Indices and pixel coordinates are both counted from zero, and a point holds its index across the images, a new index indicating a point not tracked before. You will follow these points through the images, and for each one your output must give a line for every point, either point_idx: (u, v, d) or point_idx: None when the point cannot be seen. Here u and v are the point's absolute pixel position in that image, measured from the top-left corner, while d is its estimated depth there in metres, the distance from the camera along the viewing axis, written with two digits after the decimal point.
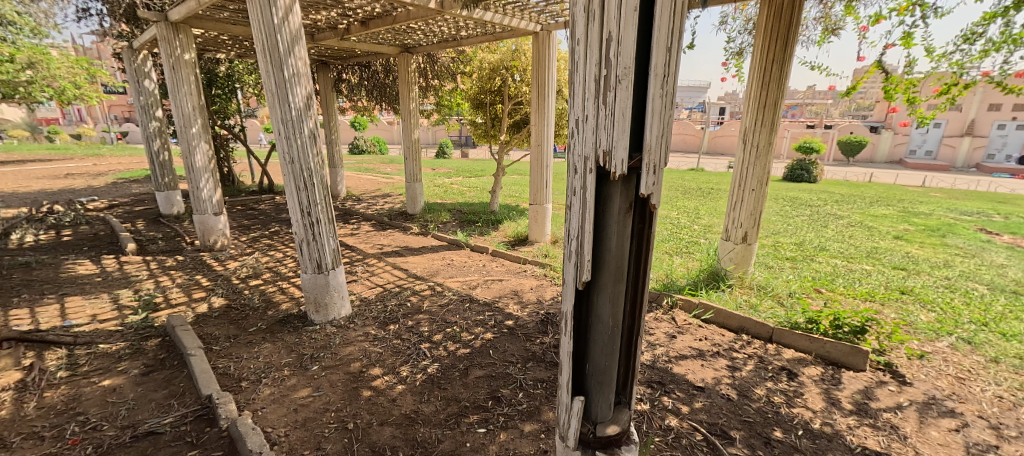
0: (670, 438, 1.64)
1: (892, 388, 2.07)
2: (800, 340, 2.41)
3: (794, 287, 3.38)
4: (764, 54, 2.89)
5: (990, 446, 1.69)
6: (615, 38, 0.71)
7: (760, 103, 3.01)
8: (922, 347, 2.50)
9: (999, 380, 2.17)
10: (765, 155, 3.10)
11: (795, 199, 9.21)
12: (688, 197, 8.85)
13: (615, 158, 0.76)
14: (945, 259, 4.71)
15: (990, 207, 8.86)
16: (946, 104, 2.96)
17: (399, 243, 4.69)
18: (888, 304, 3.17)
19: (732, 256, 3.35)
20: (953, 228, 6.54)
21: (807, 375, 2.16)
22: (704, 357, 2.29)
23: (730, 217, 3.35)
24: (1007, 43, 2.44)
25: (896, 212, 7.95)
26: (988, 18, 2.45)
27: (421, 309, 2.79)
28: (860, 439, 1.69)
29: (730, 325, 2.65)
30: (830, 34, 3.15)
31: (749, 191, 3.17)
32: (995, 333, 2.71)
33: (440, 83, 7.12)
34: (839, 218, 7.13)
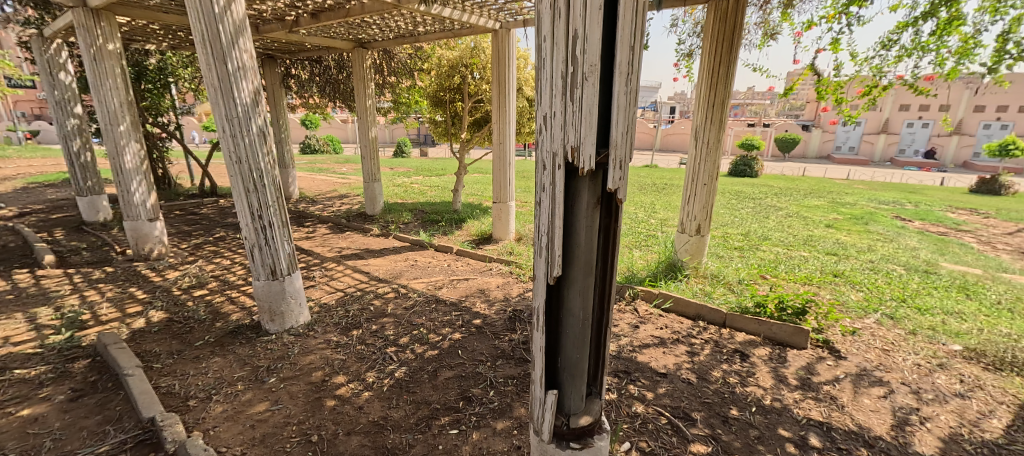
0: (637, 424, 1.70)
1: (831, 362, 2.27)
2: (750, 323, 2.57)
3: (743, 274, 3.61)
4: (712, 56, 3.04)
5: (913, 409, 1.89)
6: (581, 35, 0.72)
7: (710, 102, 3.18)
8: (853, 324, 2.76)
9: (917, 349, 2.44)
10: (714, 151, 3.28)
11: (740, 192, 9.84)
12: (644, 193, 9.22)
13: (583, 153, 0.78)
14: (869, 244, 5.22)
15: (903, 197, 9.93)
16: (868, 104, 3.26)
17: (359, 245, 4.53)
18: (823, 286, 3.47)
19: (688, 248, 3.52)
20: (874, 216, 7.26)
21: (758, 356, 2.31)
22: (665, 344, 2.39)
23: (685, 210, 3.51)
24: (917, 50, 2.74)
25: (827, 202, 8.72)
26: (901, 27, 2.73)
27: (385, 312, 2.71)
28: (805, 411, 1.84)
29: (688, 313, 2.78)
30: (768, 39, 3.38)
31: (701, 185, 3.35)
32: (912, 308, 3.04)
33: (398, 80, 6.95)
34: (780, 209, 7.69)
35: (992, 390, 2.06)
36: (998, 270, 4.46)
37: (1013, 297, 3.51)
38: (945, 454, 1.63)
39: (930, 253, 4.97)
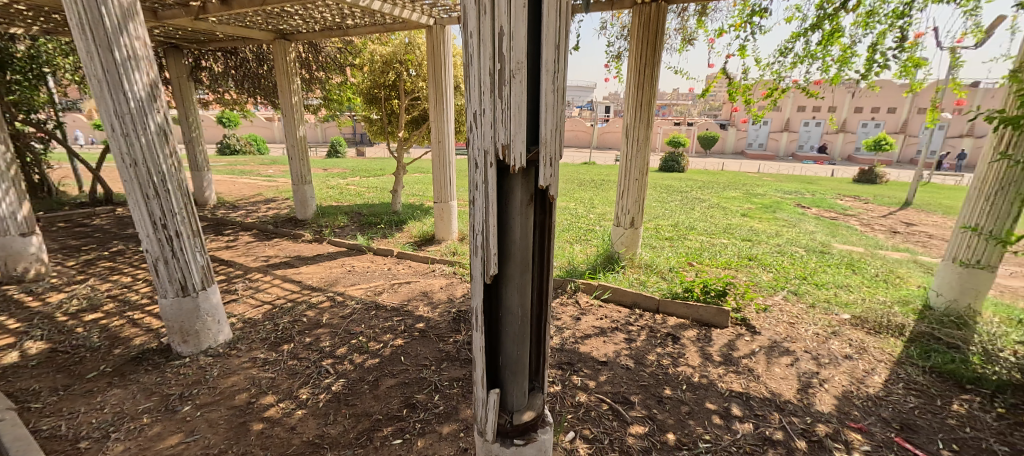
0: (580, 413, 1.76)
1: (748, 338, 2.51)
2: (680, 307, 2.77)
3: (673, 262, 3.88)
4: (639, 58, 3.22)
5: (814, 373, 2.15)
6: (506, 32, 0.72)
7: (638, 101, 3.36)
8: (766, 301, 3.08)
9: (816, 320, 2.78)
10: (644, 147, 3.47)
11: (670, 186, 10.56)
12: (583, 189, 9.57)
13: (513, 151, 0.78)
14: (777, 230, 5.85)
15: (803, 187, 11.27)
16: (770, 105, 3.64)
17: (290, 253, 4.22)
18: (741, 269, 3.84)
19: (623, 240, 3.71)
20: (781, 205, 8.15)
21: (687, 337, 2.50)
22: (605, 333, 2.49)
23: (619, 205, 3.68)
24: (807, 58, 3.11)
25: (742, 194, 9.66)
26: (795, 37, 3.08)
27: (320, 323, 2.54)
28: (727, 384, 2.02)
29: (625, 301, 2.93)
30: (687, 44, 3.65)
31: (633, 180, 3.54)
32: (811, 284, 3.47)
33: (327, 75, 6.56)
34: (703, 201, 8.36)
35: (872, 351, 2.41)
36: (875, 248, 5.22)
37: (887, 269, 4.13)
38: (839, 410, 1.87)
39: (825, 236, 5.68)
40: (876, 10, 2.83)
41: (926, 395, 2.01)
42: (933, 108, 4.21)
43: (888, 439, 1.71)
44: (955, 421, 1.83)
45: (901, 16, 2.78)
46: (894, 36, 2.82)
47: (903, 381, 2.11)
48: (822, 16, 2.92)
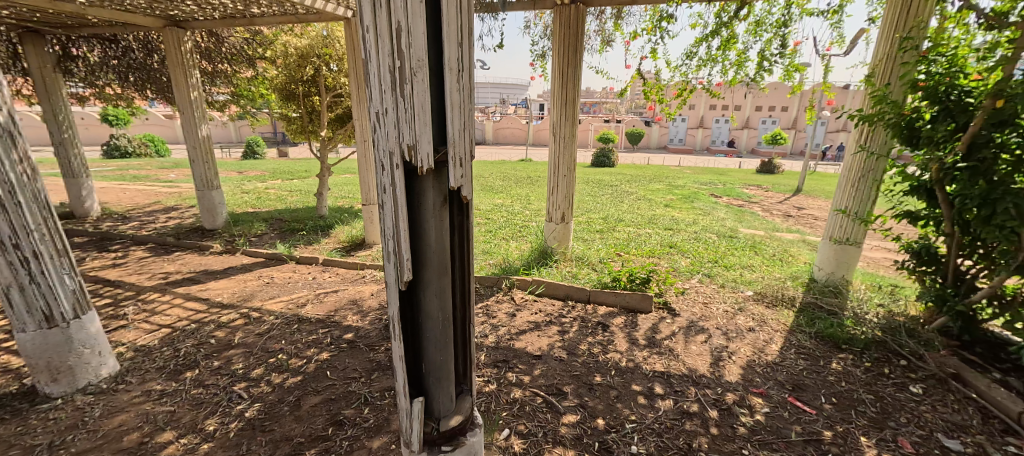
0: (515, 409, 1.78)
1: (669, 320, 2.71)
2: (609, 296, 2.92)
3: (602, 254, 4.07)
4: (562, 58, 3.32)
5: (724, 347, 2.38)
6: (403, 28, 0.68)
7: (563, 99, 3.46)
8: (684, 285, 3.35)
9: (726, 299, 3.08)
10: (570, 145, 3.60)
11: (601, 181, 11.07)
12: (520, 186, 9.71)
13: (420, 152, 0.75)
14: (694, 219, 6.39)
15: (716, 178, 12.44)
16: (681, 104, 3.96)
17: (196, 267, 3.78)
18: (663, 257, 4.14)
19: (556, 235, 3.83)
20: (698, 195, 8.90)
21: (615, 324, 2.64)
22: (539, 327, 2.54)
23: (550, 201, 3.77)
24: (709, 61, 3.42)
25: (665, 186, 10.42)
26: (698, 42, 3.37)
27: (232, 343, 2.30)
28: (651, 365, 2.16)
29: (558, 294, 3.02)
30: (605, 45, 3.84)
31: (561, 177, 3.65)
32: (722, 267, 3.84)
33: (234, 69, 5.94)
34: (631, 194, 8.88)
35: (771, 322, 2.72)
36: (773, 231, 5.91)
37: (782, 249, 4.69)
38: (745, 378, 2.09)
39: (734, 222, 6.31)
40: (763, 20, 3.19)
41: (812, 357, 2.32)
42: (811, 108, 4.85)
43: (783, 399, 1.94)
44: (833, 377, 2.13)
45: (782, 27, 3.16)
46: (777, 44, 3.20)
47: (794, 347, 2.42)
48: (719, 24, 3.23)
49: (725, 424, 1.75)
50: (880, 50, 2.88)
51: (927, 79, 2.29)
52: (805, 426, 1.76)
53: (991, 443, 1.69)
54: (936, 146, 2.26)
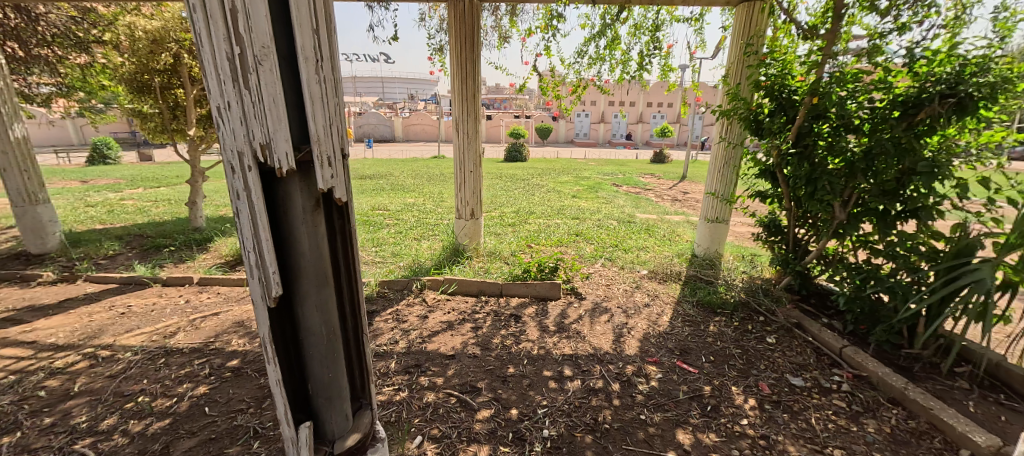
0: (428, 414, 1.73)
1: (576, 305, 2.87)
2: (520, 288, 2.98)
3: (514, 247, 4.16)
4: (459, 53, 3.29)
5: (624, 324, 2.59)
6: (241, 9, 0.58)
7: (464, 95, 3.43)
8: (589, 270, 3.58)
9: (625, 279, 3.36)
10: (474, 140, 3.58)
11: (513, 175, 11.30)
12: (432, 184, 9.47)
13: (276, 151, 0.65)
14: (598, 207, 6.85)
15: (617, 169, 13.50)
16: (576, 100, 4.21)
17: (16, 302, 3.00)
18: (570, 245, 4.37)
19: (466, 231, 3.79)
20: (601, 185, 9.56)
21: (527, 314, 2.71)
22: (452, 326, 2.50)
23: (458, 197, 3.73)
24: (598, 59, 3.67)
25: (572, 177, 11.02)
26: (588, 41, 3.59)
27: (72, 393, 1.87)
28: (560, 350, 2.26)
29: (471, 291, 3.00)
30: (503, 41, 3.90)
31: (468, 173, 3.62)
32: (622, 250, 4.18)
33: (60, 53, 4.80)
34: (541, 187, 9.21)
35: (662, 297, 3.03)
36: (664, 214, 6.60)
37: (671, 230, 5.26)
38: (642, 350, 2.30)
39: (632, 208, 6.91)
40: (641, 23, 3.51)
41: (695, 323, 2.63)
42: (686, 104, 5.50)
43: (673, 364, 2.17)
44: (711, 339, 2.45)
45: (656, 30, 3.51)
46: (654, 46, 3.55)
47: (681, 316, 2.72)
48: (604, 25, 3.47)
49: (626, 394, 1.90)
50: (733, 54, 3.36)
51: (767, 79, 2.72)
52: (690, 385, 2.00)
53: (823, 375, 2.10)
54: (775, 136, 2.71)
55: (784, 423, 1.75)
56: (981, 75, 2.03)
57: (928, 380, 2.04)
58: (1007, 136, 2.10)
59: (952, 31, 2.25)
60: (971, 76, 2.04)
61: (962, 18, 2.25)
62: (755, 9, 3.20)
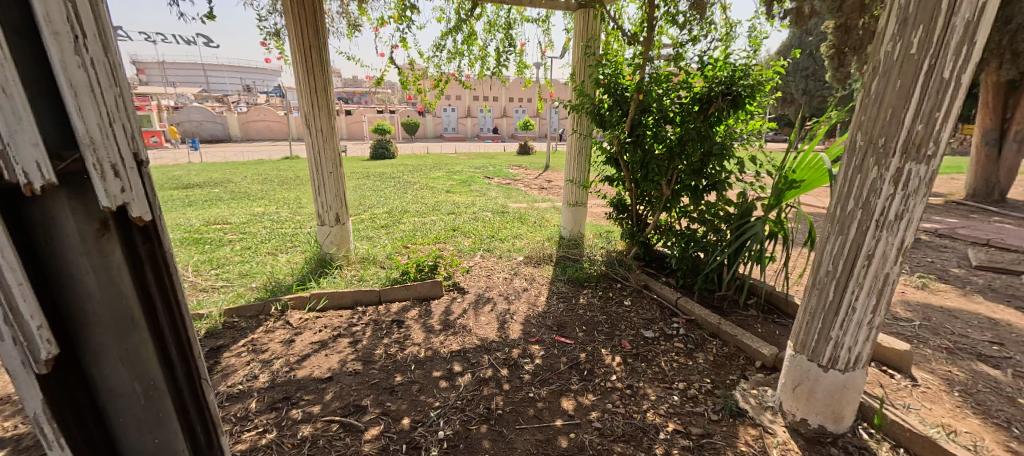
0: (307, 450, 1.53)
1: (459, 300, 2.87)
2: (399, 292, 2.84)
3: (389, 249, 3.95)
4: (300, 40, 2.92)
5: (506, 311, 2.70)
6: None
7: (311, 87, 3.06)
8: (469, 264, 3.62)
9: (503, 268, 3.49)
10: (331, 137, 3.24)
11: (382, 174, 10.68)
12: (286, 188, 8.34)
13: (18, 160, 0.43)
14: (473, 200, 6.95)
15: (487, 162, 13.90)
16: (439, 94, 4.16)
17: None
18: (448, 241, 4.34)
19: (332, 239, 3.42)
20: (474, 178, 9.73)
21: (410, 318, 2.60)
22: (326, 345, 2.25)
23: (318, 201, 3.34)
24: (457, 54, 3.68)
25: (444, 173, 10.96)
26: (445, 35, 3.57)
27: None
28: (447, 347, 2.24)
29: (344, 303, 2.73)
30: (353, 29, 3.61)
31: (327, 174, 3.26)
32: (498, 240, 4.33)
33: None
34: (413, 184, 8.94)
35: (538, 280, 3.24)
36: (533, 202, 7.07)
37: (541, 217, 5.65)
38: (525, 332, 2.44)
39: (504, 199, 7.21)
40: (495, 21, 3.64)
41: (568, 299, 2.89)
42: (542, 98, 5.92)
43: (553, 340, 2.35)
44: (582, 311, 2.72)
45: (509, 28, 3.68)
46: (509, 43, 3.72)
47: (555, 295, 2.96)
48: (460, 20, 3.49)
49: (514, 377, 1.99)
50: (577, 54, 3.73)
51: (605, 78, 3.10)
52: (569, 356, 2.19)
53: (666, 325, 2.52)
54: (615, 127, 3.13)
55: (643, 371, 2.06)
56: (745, 78, 2.67)
57: (733, 314, 2.64)
58: (764, 125, 2.82)
59: (725, 44, 2.90)
60: (739, 79, 2.66)
61: (731, 34, 2.91)
62: (590, 16, 3.60)
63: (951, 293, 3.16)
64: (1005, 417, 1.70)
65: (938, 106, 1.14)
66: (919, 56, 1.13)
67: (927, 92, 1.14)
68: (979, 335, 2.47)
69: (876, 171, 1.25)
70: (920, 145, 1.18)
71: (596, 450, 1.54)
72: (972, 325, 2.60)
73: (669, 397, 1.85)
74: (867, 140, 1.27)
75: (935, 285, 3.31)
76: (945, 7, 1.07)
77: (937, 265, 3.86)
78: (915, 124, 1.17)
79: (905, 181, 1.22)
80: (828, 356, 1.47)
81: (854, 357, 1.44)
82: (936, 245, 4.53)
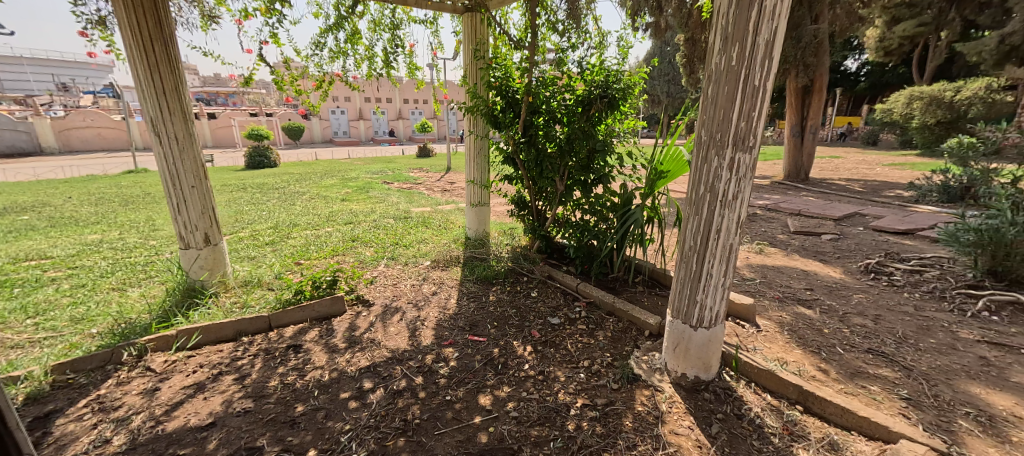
0: None
1: (364, 313, 2.72)
2: (294, 314, 2.59)
3: (277, 268, 3.55)
4: (136, 31, 2.44)
5: (417, 318, 2.65)
6: None
7: (157, 88, 2.59)
8: (373, 274, 3.44)
9: (411, 276, 3.40)
10: (191, 146, 2.79)
11: (262, 185, 9.51)
12: (134, 209, 6.93)
13: None
14: (372, 208, 6.60)
15: (386, 167, 13.31)
16: (323, 95, 3.87)
17: None
18: (347, 252, 4.07)
19: (202, 263, 2.95)
20: (371, 184, 9.24)
21: (309, 340, 2.39)
22: (205, 387, 1.95)
23: (178, 221, 2.85)
24: (341, 53, 3.46)
25: (338, 180, 10.21)
26: (325, 31, 3.32)
27: None
28: (355, 365, 2.12)
29: (225, 336, 2.39)
30: (209, 21, 3.15)
31: (190, 188, 2.80)
32: (403, 247, 4.19)
33: None
34: (303, 194, 8.16)
35: (447, 283, 3.23)
36: (436, 205, 6.98)
37: (445, 219, 5.62)
38: (437, 337, 2.42)
39: (406, 204, 6.99)
40: (379, 20, 3.50)
41: (478, 298, 2.94)
42: (436, 101, 5.88)
43: (466, 340, 2.37)
44: (492, 308, 2.79)
45: (396, 28, 3.58)
46: (396, 43, 3.63)
47: (465, 296, 2.99)
48: (340, 17, 3.29)
49: (430, 383, 1.97)
50: (467, 56, 3.79)
51: (496, 81, 3.20)
52: (482, 354, 2.24)
53: (570, 310, 2.73)
54: (509, 128, 3.26)
55: (552, 356, 2.20)
56: (618, 82, 2.98)
57: (624, 292, 2.96)
58: (636, 124, 3.19)
59: (599, 51, 3.21)
60: (613, 82, 2.96)
61: (603, 43, 3.24)
62: (476, 20, 3.68)
63: (778, 254, 3.98)
64: (817, 345, 2.20)
65: (753, 107, 1.43)
66: (738, 67, 1.40)
67: (745, 95, 1.42)
68: (798, 285, 3.15)
69: (717, 160, 1.52)
70: (744, 138, 1.47)
71: (515, 438, 1.60)
72: (793, 278, 3.31)
73: (576, 376, 2.00)
74: (708, 135, 1.54)
75: (768, 249, 4.13)
76: (752, 28, 1.35)
77: (770, 233, 4.81)
78: (739, 121, 1.45)
79: (737, 168, 1.51)
80: (697, 317, 1.75)
81: (715, 315, 1.74)
82: (767, 217, 5.65)
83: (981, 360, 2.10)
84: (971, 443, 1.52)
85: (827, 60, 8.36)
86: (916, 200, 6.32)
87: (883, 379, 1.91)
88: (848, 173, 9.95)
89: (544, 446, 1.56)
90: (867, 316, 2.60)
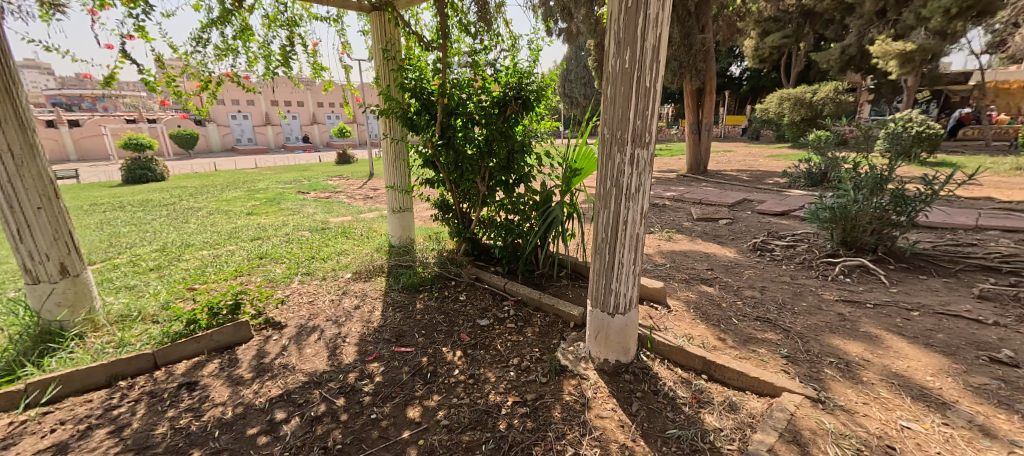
0: None
1: (275, 338, 2.48)
2: (187, 347, 2.26)
3: (165, 296, 3.09)
4: None
5: (337, 336, 2.48)
6: None
7: None
8: (285, 293, 3.15)
9: (330, 291, 3.16)
10: (32, 160, 2.30)
11: (145, 201, 8.26)
12: None
13: None
14: (283, 220, 6.05)
15: (300, 175, 12.29)
16: (211, 97, 3.45)
17: None
18: (254, 272, 3.67)
19: (60, 299, 2.46)
20: (283, 195, 8.48)
21: (208, 373, 2.11)
22: (69, 447, 1.62)
23: (21, 251, 2.34)
24: (229, 51, 3.11)
25: (243, 192, 9.23)
26: (207, 25, 2.96)
27: None
28: (264, 395, 1.91)
29: (96, 382, 2.02)
30: (50, 8, 2.64)
31: (34, 211, 2.31)
32: (319, 261, 3.90)
33: None
34: (198, 210, 7.23)
35: (370, 295, 3.06)
36: (358, 214, 6.62)
37: (367, 228, 5.33)
38: (361, 352, 2.29)
39: (323, 214, 6.52)
40: (274, 16, 3.21)
41: (404, 308, 2.83)
42: (348, 103, 5.55)
43: (392, 353, 2.27)
44: (419, 316, 2.70)
45: (294, 25, 3.31)
46: (296, 41, 3.36)
47: (390, 306, 2.86)
48: (226, 11, 2.95)
49: (352, 404, 1.85)
50: (377, 57, 3.63)
51: (410, 83, 3.11)
52: (410, 364, 2.16)
53: (499, 310, 2.74)
54: (426, 130, 3.18)
55: (482, 358, 2.19)
56: (531, 84, 3.07)
57: (550, 287, 3.06)
58: (551, 124, 3.31)
59: (512, 54, 3.27)
60: (526, 84, 3.04)
61: (515, 46, 3.31)
62: (384, 20, 3.54)
63: (685, 240, 4.40)
64: (717, 319, 2.47)
65: (646, 106, 1.55)
66: (631, 70, 1.51)
67: (639, 95, 1.53)
68: (701, 266, 3.51)
69: (620, 156, 1.63)
70: (641, 135, 1.59)
71: (446, 447, 1.57)
72: (697, 260, 3.67)
73: (506, 374, 2.02)
74: (610, 134, 1.64)
75: (675, 236, 4.55)
76: (640, 33, 1.46)
77: (678, 222, 5.29)
78: (636, 120, 1.57)
79: (637, 162, 1.63)
80: (613, 304, 1.86)
81: (628, 300, 1.86)
82: (674, 207, 6.23)
83: (839, 316, 2.51)
84: (835, 386, 1.81)
85: (715, 66, 9.38)
86: (788, 185, 7.41)
87: (768, 341, 2.20)
88: (737, 165, 11.33)
89: (475, 449, 1.55)
90: (756, 288, 2.97)
